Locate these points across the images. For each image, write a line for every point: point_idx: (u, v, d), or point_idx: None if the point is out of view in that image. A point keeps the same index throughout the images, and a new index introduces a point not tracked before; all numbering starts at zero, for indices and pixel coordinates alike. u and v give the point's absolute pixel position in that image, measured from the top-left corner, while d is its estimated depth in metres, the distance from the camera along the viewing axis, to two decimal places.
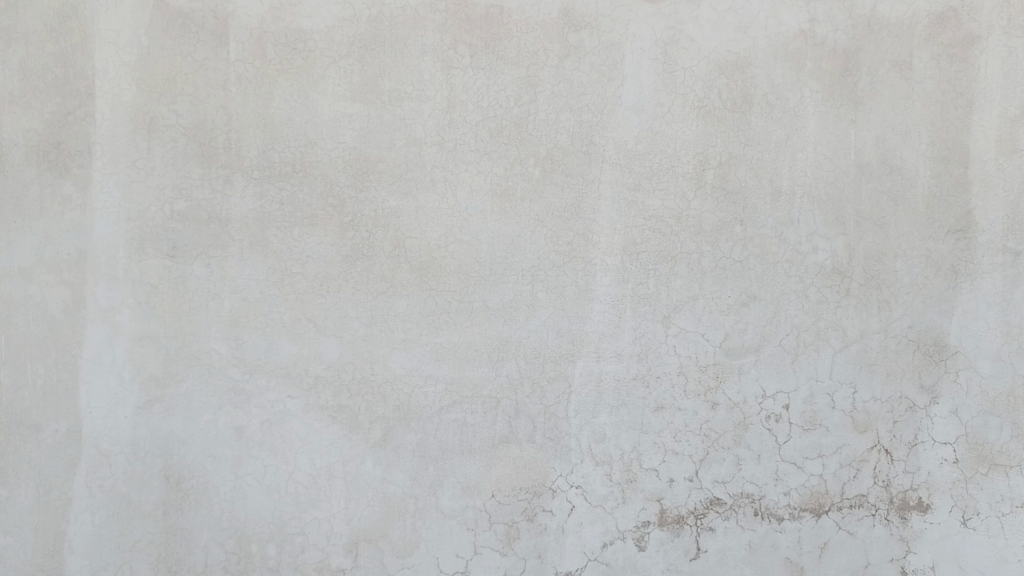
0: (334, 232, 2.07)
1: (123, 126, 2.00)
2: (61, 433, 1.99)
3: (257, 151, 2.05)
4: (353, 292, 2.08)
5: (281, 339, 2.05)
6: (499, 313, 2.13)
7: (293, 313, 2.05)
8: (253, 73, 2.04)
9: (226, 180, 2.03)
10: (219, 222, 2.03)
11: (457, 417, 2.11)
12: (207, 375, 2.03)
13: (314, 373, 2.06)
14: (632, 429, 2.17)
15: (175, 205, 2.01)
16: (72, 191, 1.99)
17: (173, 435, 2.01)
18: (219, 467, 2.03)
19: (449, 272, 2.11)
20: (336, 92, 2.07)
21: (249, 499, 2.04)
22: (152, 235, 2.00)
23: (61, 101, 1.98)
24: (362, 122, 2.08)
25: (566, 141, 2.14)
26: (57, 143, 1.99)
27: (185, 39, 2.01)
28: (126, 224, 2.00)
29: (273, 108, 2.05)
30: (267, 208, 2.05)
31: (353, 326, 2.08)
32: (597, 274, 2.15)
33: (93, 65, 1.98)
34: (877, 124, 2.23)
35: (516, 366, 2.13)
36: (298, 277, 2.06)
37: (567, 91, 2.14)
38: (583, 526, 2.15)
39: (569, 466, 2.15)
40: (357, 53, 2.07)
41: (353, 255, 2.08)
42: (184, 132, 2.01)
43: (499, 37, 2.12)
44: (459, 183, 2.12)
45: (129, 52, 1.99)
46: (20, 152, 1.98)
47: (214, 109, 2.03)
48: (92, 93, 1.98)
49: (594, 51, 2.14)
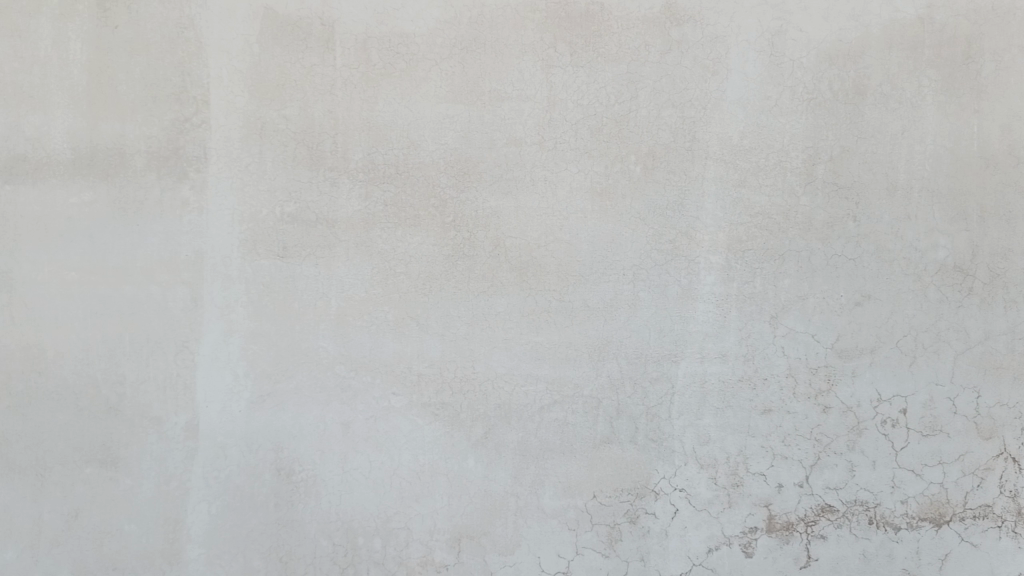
0: (435, 231, 2.10)
1: (235, 132, 2.07)
2: (180, 425, 2.08)
3: (362, 153, 2.10)
4: (455, 292, 2.10)
5: (384, 337, 2.10)
6: (600, 312, 2.11)
7: (396, 312, 2.09)
8: (358, 77, 2.09)
9: (332, 182, 2.09)
10: (327, 223, 2.09)
11: (558, 417, 2.11)
12: (315, 372, 2.09)
13: (416, 371, 2.10)
14: (738, 432, 2.12)
15: (285, 207, 2.08)
16: (190, 195, 2.08)
17: (284, 430, 2.08)
18: (327, 463, 2.09)
19: (549, 272, 2.11)
20: (437, 94, 2.10)
21: (356, 493, 2.09)
22: (263, 236, 2.08)
23: (179, 108, 2.08)
24: (463, 123, 2.10)
25: (669, 138, 2.11)
26: (176, 148, 2.08)
27: (294, 46, 2.08)
28: (239, 225, 2.08)
29: (378, 111, 2.10)
30: (371, 209, 2.09)
31: (454, 325, 2.10)
32: (701, 273, 2.11)
33: (207, 74, 2.07)
34: (1003, 113, 2.10)
35: (617, 366, 2.11)
36: (401, 277, 2.09)
37: (670, 86, 2.10)
38: (687, 530, 2.11)
39: (672, 468, 2.11)
40: (458, 55, 2.10)
41: (454, 254, 2.10)
42: (294, 137, 2.08)
43: (600, 35, 2.10)
44: (560, 182, 2.11)
45: (242, 60, 2.07)
46: (142, 158, 2.08)
47: (322, 114, 2.09)
48: (207, 101, 2.08)
49: (699, 44, 2.10)
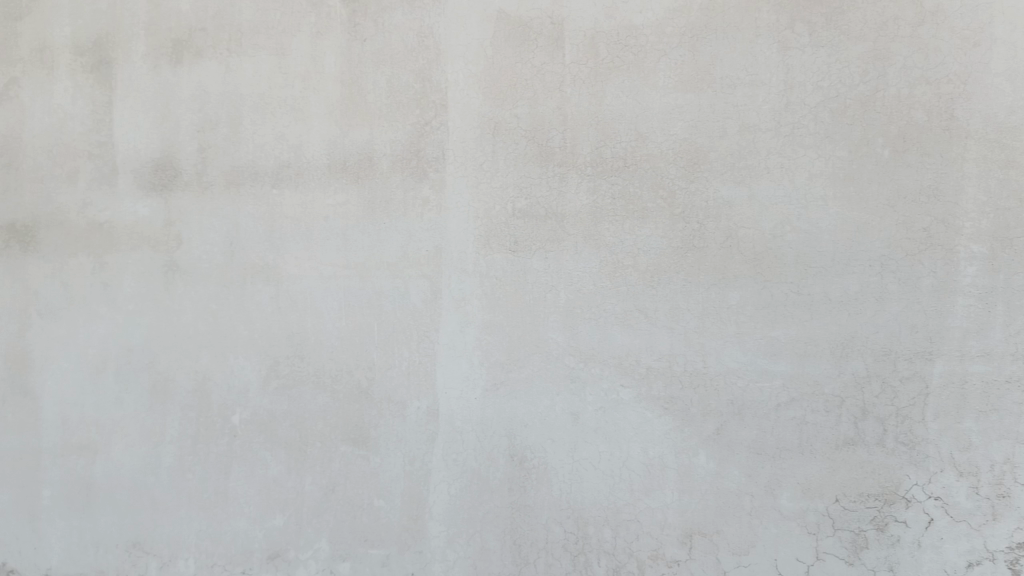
0: (665, 223, 2.10)
1: (471, 132, 2.20)
2: (422, 409, 2.21)
3: (590, 147, 2.15)
4: (685, 283, 2.09)
5: (613, 329, 2.12)
6: (844, 306, 2.00)
7: (625, 304, 2.11)
8: (588, 72, 2.15)
9: (560, 177, 2.16)
10: (556, 218, 2.15)
11: (795, 415, 2.03)
12: (545, 362, 2.15)
13: (645, 364, 2.10)
14: (1005, 438, 1.93)
15: (516, 203, 2.18)
16: (430, 193, 2.22)
17: (517, 418, 2.16)
18: (558, 451, 2.14)
19: (787, 264, 2.03)
20: (665, 84, 2.11)
21: (586, 482, 2.12)
22: (497, 231, 2.18)
23: (421, 112, 2.23)
24: (693, 112, 2.10)
25: (923, 118, 1.98)
26: (417, 150, 2.23)
27: (525, 46, 2.18)
28: (475, 221, 2.19)
29: (605, 105, 2.14)
30: (600, 202, 2.13)
31: (684, 319, 2.09)
32: (963, 266, 1.95)
33: (446, 78, 2.22)
34: None
35: (861, 363, 2.00)
36: (630, 269, 2.11)
37: (923, 63, 1.98)
38: (944, 542, 1.94)
39: (926, 474, 1.96)
40: (688, 42, 2.10)
41: (685, 246, 2.08)
42: (525, 135, 2.18)
43: (842, 12, 2.02)
44: (796, 168, 2.04)
45: (478, 63, 2.20)
46: (387, 160, 2.25)
47: (552, 110, 2.16)
48: (445, 104, 2.22)
49: (959, 14, 1.96)
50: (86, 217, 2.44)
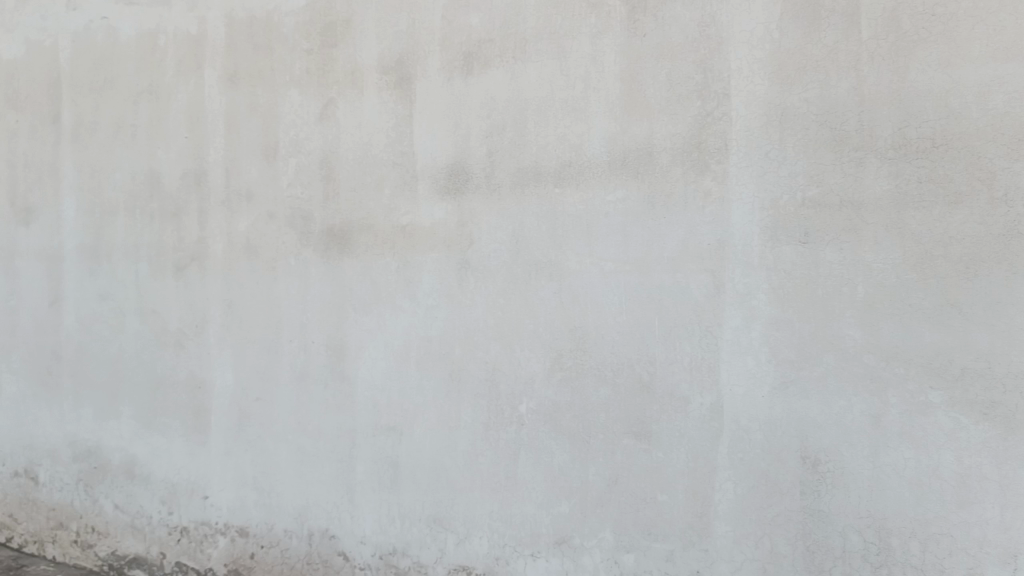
0: (983, 208, 1.91)
1: (756, 121, 2.13)
2: (706, 406, 2.18)
3: (891, 129, 2.00)
4: (1010, 276, 1.89)
5: (920, 326, 1.96)
6: None
7: (935, 298, 1.95)
8: (887, 48, 2.00)
9: (857, 163, 2.03)
10: (852, 206, 2.03)
11: None
12: (842, 361, 2.03)
13: (960, 364, 1.92)
14: None
15: (807, 192, 2.08)
16: (712, 185, 2.18)
17: (809, 418, 2.06)
18: (856, 455, 2.02)
19: None
20: (981, 56, 1.92)
21: (889, 490, 1.99)
22: (786, 222, 2.10)
23: (702, 104, 2.20)
24: (1019, 83, 1.89)
25: None
26: (698, 142, 2.20)
27: (815, 26, 2.07)
28: (762, 212, 2.12)
29: (909, 82, 1.98)
30: (903, 188, 1.98)
31: (1009, 314, 1.89)
32: None
33: (729, 68, 2.17)
34: None
35: None
36: (940, 260, 1.94)
37: None
38: None
39: None
40: (1010, 6, 1.89)
41: (1008, 233, 1.89)
42: (816, 119, 2.07)
43: None
44: None
45: (763, 49, 2.13)
46: (668, 154, 2.24)
47: (847, 91, 2.04)
48: (728, 94, 2.17)
49: None
50: (390, 221, 2.70)
